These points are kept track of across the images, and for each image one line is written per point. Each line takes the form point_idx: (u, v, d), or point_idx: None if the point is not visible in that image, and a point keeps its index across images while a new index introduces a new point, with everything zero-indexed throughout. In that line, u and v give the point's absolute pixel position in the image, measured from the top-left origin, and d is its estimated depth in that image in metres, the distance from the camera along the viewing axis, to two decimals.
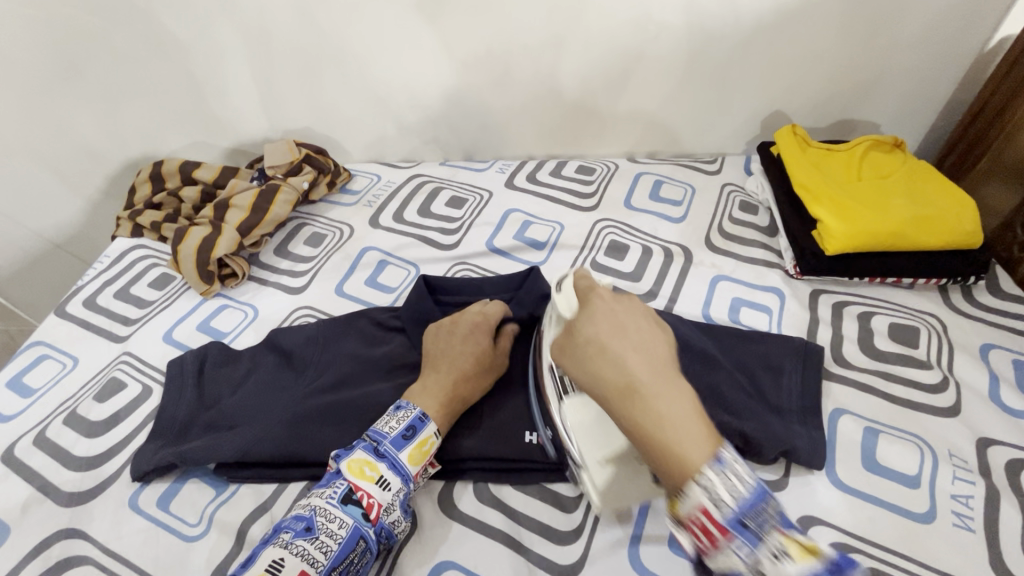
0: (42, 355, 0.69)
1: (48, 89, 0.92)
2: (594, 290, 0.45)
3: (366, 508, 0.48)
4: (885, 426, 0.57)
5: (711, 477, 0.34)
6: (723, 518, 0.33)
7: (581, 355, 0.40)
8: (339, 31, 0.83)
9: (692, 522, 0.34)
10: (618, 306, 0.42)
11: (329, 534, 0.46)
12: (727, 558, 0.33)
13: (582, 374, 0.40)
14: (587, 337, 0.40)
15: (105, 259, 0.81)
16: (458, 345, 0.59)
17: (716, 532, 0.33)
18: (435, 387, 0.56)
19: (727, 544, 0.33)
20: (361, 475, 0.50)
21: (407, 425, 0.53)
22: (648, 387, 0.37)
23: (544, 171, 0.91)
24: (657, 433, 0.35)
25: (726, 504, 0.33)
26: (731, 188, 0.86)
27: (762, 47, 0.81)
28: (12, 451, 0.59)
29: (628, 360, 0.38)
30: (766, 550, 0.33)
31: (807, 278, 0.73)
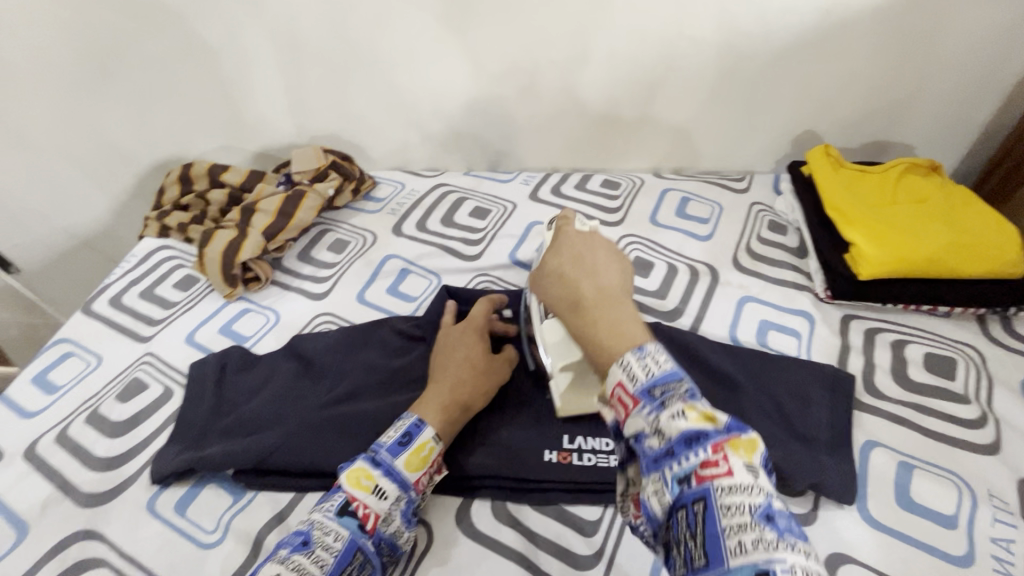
0: (67, 353, 0.70)
1: (85, 91, 0.94)
2: (561, 241, 0.53)
3: (362, 519, 0.47)
4: (920, 461, 0.55)
5: (627, 358, 0.40)
6: (633, 389, 0.39)
7: (550, 284, 0.50)
8: (371, 40, 0.84)
9: (613, 396, 0.40)
10: (583, 246, 0.53)
11: (325, 547, 0.45)
12: (635, 422, 0.38)
13: (544, 296, 0.50)
14: (553, 269, 0.51)
15: (132, 258, 0.82)
16: (448, 355, 0.59)
17: (629, 402, 0.39)
18: (432, 397, 0.56)
19: (636, 410, 0.38)
20: (357, 485, 0.49)
21: (402, 433, 0.53)
22: (591, 304, 0.46)
23: (569, 184, 0.91)
24: (597, 335, 0.44)
25: (639, 377, 0.39)
26: (760, 207, 0.85)
27: (795, 65, 0.80)
28: (34, 447, 0.60)
29: (580, 283, 0.48)
30: (668, 412, 0.37)
31: (838, 303, 0.71)
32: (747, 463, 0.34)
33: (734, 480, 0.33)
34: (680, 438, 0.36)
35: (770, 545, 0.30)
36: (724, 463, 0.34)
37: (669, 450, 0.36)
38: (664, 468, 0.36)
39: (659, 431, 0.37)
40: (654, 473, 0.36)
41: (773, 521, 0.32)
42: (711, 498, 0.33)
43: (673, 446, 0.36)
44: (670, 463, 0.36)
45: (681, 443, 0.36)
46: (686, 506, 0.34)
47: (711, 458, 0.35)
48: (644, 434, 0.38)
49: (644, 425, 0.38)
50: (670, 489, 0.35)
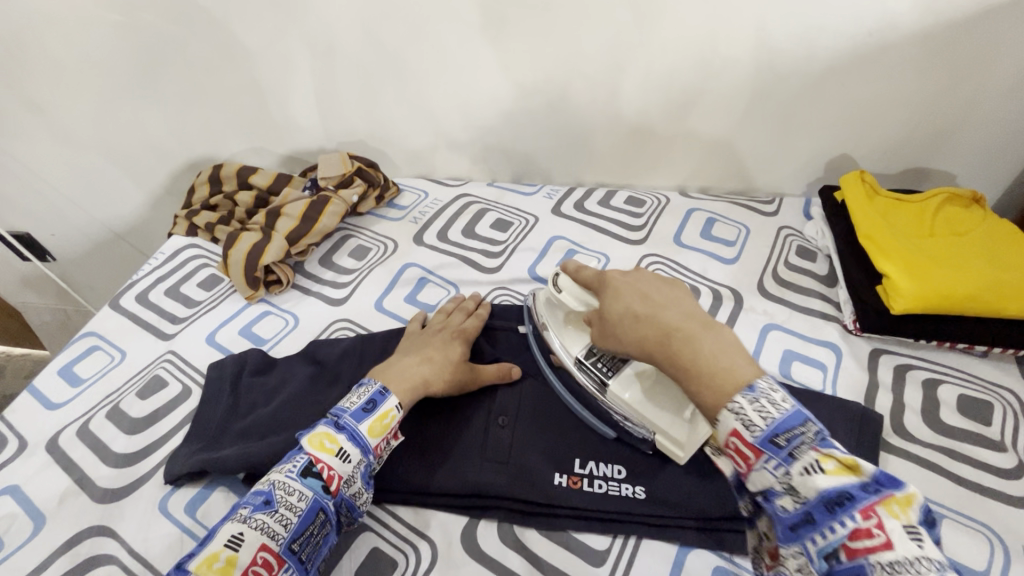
0: (92, 347, 0.71)
1: (125, 91, 0.96)
2: (610, 282, 0.55)
3: (326, 480, 0.49)
4: (950, 511, 0.53)
5: (740, 403, 0.40)
6: (752, 439, 0.39)
7: (623, 327, 0.50)
8: (402, 49, 0.84)
9: (728, 446, 0.41)
10: (636, 283, 0.53)
11: (289, 507, 0.47)
12: (762, 476, 0.39)
13: (624, 345, 0.50)
14: (621, 313, 0.51)
15: (160, 256, 0.84)
16: (432, 341, 0.63)
17: (748, 452, 0.40)
18: (402, 365, 0.59)
19: (759, 463, 0.39)
20: (321, 447, 0.50)
21: (367, 400, 0.55)
22: (680, 336, 0.46)
23: (593, 200, 0.90)
24: (703, 374, 0.43)
25: (757, 426, 0.39)
26: (788, 231, 0.83)
27: (833, 88, 0.77)
28: (56, 439, 0.61)
29: (660, 318, 0.48)
30: (799, 464, 0.38)
31: (867, 335, 0.69)
32: (906, 526, 0.34)
33: (895, 552, 0.34)
34: (817, 500, 0.37)
35: None
36: (881, 533, 0.34)
37: (809, 515, 0.37)
38: (807, 542, 0.37)
39: (791, 489, 0.38)
40: (794, 544, 0.38)
41: None
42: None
43: (813, 512, 0.37)
44: (813, 529, 0.37)
45: (818, 504, 0.37)
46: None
47: (863, 523, 0.35)
48: (775, 491, 0.39)
49: (772, 480, 0.39)
50: (817, 562, 0.37)
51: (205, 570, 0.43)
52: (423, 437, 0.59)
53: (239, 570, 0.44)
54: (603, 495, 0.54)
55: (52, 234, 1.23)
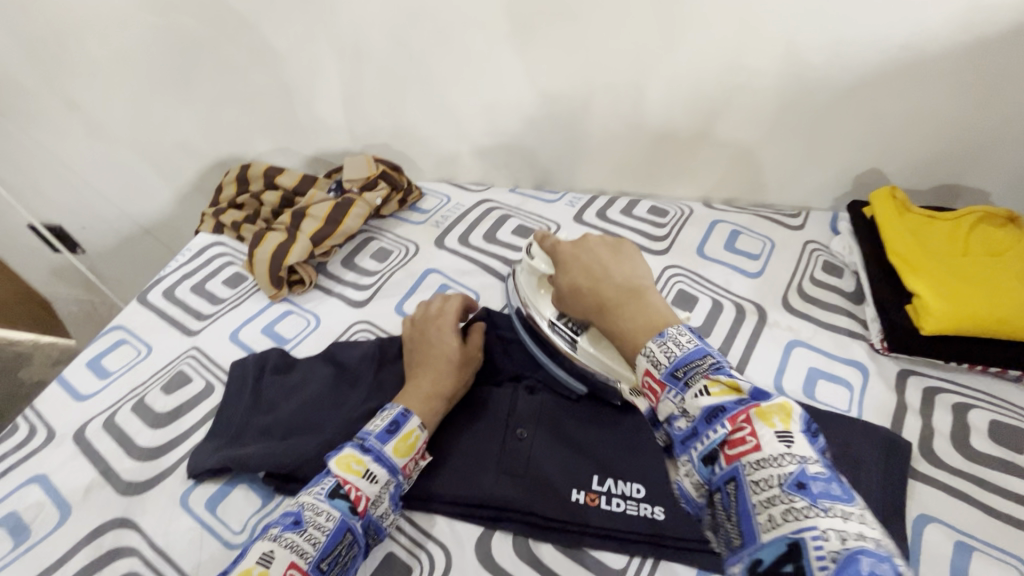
0: (120, 340, 0.73)
1: (157, 90, 0.99)
2: (560, 249, 0.60)
3: (354, 501, 0.49)
4: (979, 542, 0.52)
5: (650, 347, 0.45)
6: (660, 374, 0.43)
7: (573, 298, 0.56)
8: (430, 56, 0.85)
9: (645, 386, 0.45)
10: (584, 251, 0.59)
11: (317, 527, 0.47)
12: (665, 405, 0.42)
13: (579, 311, 0.57)
14: (569, 285, 0.57)
15: (187, 253, 0.86)
16: (428, 347, 0.63)
17: (657, 387, 0.43)
18: (413, 389, 0.59)
19: (663, 394, 0.42)
20: (348, 469, 0.51)
21: (391, 421, 0.55)
22: (613, 303, 0.52)
23: (615, 209, 0.90)
24: (627, 332, 0.49)
25: (663, 364, 0.43)
26: (815, 246, 0.82)
27: (865, 102, 0.76)
28: (83, 430, 0.62)
29: (599, 288, 0.54)
30: (692, 390, 0.41)
31: (895, 355, 0.67)
32: (778, 431, 0.36)
33: (762, 453, 0.35)
34: (702, 415, 0.39)
35: (798, 513, 0.32)
36: (752, 438, 0.36)
37: (694, 430, 0.39)
38: (691, 451, 0.39)
39: (684, 411, 0.40)
40: (684, 456, 0.40)
41: (806, 488, 0.33)
42: (740, 477, 0.36)
43: (696, 425, 0.39)
44: (697, 441, 0.39)
45: (701, 419, 0.39)
46: (720, 487, 0.37)
47: (735, 432, 0.37)
48: (673, 416, 0.41)
49: (673, 408, 0.42)
50: (700, 471, 0.38)
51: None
52: (442, 446, 0.59)
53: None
54: (621, 514, 0.53)
55: (83, 227, 1.26)
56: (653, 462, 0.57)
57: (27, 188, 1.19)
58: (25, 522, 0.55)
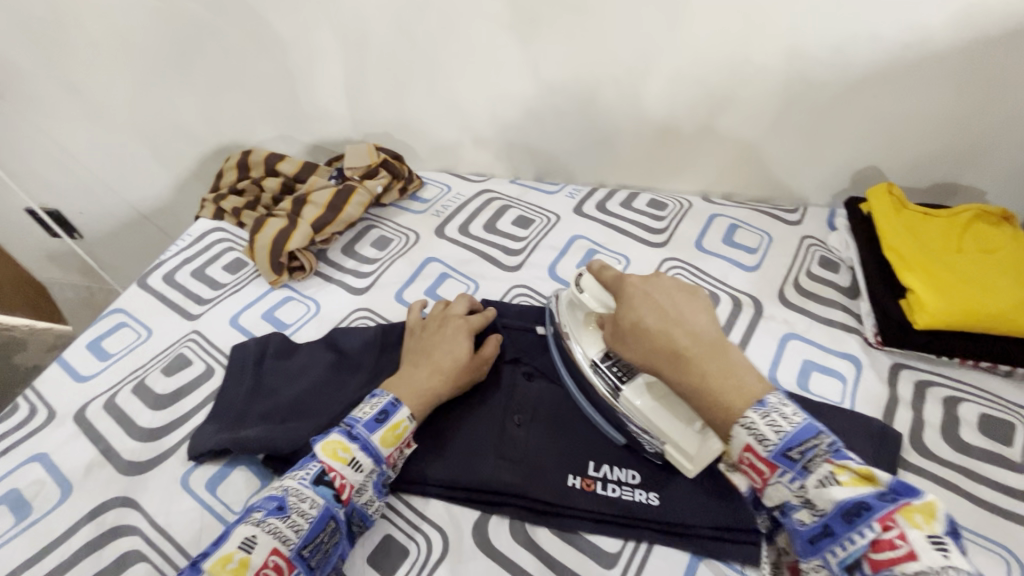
0: (120, 323, 0.73)
1: (158, 74, 0.98)
2: (626, 283, 0.57)
3: (338, 489, 0.50)
4: (966, 531, 0.53)
5: (751, 419, 0.45)
6: (767, 454, 0.44)
7: (636, 340, 0.53)
8: (434, 46, 0.85)
9: (744, 462, 0.46)
10: (653, 292, 0.55)
11: (300, 514, 0.48)
12: (777, 488, 0.44)
13: (640, 355, 0.53)
14: (633, 325, 0.53)
15: (187, 238, 0.86)
16: (436, 342, 0.62)
17: (763, 468, 0.44)
18: (410, 378, 0.59)
19: (774, 476, 0.44)
20: (333, 456, 0.52)
21: (379, 410, 0.56)
22: (691, 355, 0.50)
23: (615, 201, 0.90)
24: (711, 392, 0.48)
25: (771, 442, 0.44)
26: (811, 241, 0.83)
27: (865, 98, 0.77)
28: (84, 411, 0.63)
29: (672, 335, 0.51)
30: (814, 477, 0.42)
31: (889, 349, 0.69)
32: (929, 536, 0.37)
33: (920, 563, 0.36)
34: (835, 513, 0.40)
35: None
36: (904, 544, 0.37)
37: (828, 527, 0.41)
38: (827, 553, 0.41)
39: (808, 502, 0.42)
40: (814, 557, 0.42)
41: None
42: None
43: (831, 523, 0.41)
44: (834, 543, 0.40)
45: (835, 515, 0.40)
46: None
47: (883, 534, 0.38)
48: (793, 504, 0.43)
49: (787, 494, 0.44)
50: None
51: (219, 570, 0.45)
52: (440, 431, 0.60)
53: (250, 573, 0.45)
54: (616, 499, 0.54)
55: (80, 212, 1.26)
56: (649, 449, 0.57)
57: (24, 171, 1.18)
58: (26, 500, 0.55)
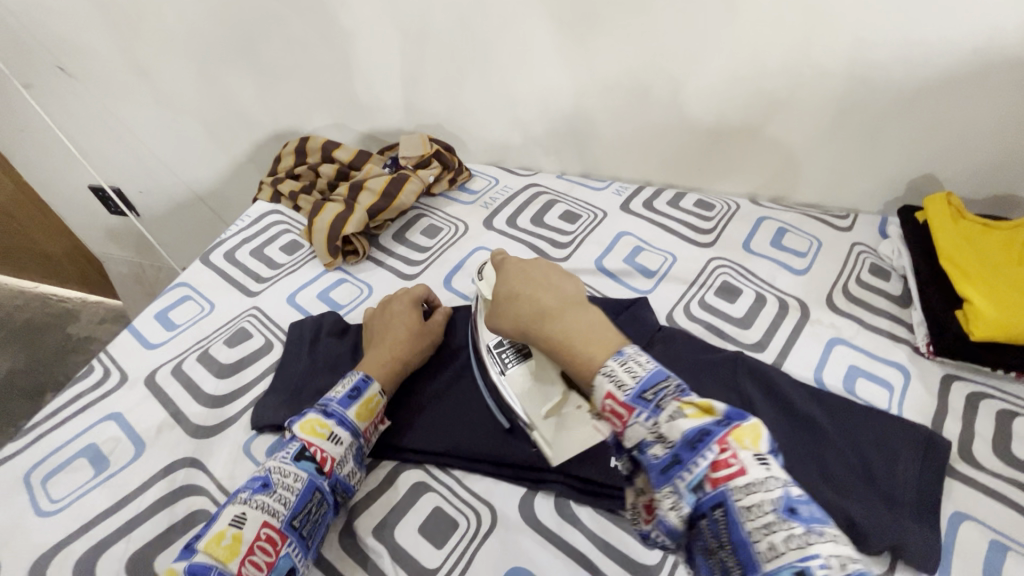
0: (185, 296, 0.77)
1: (224, 61, 1.02)
2: (503, 260, 0.58)
3: (320, 463, 0.53)
4: (1017, 544, 0.52)
5: (611, 365, 0.43)
6: (625, 398, 0.41)
7: (508, 306, 0.52)
8: (491, 40, 0.87)
9: (606, 409, 0.42)
10: (529, 267, 0.55)
11: (286, 487, 0.50)
12: (635, 430, 0.40)
13: (510, 322, 0.52)
14: (508, 295, 0.53)
15: (246, 218, 0.90)
16: (389, 316, 0.67)
17: (623, 411, 0.41)
18: (372, 354, 0.63)
19: (631, 418, 0.40)
20: (312, 432, 0.54)
21: (352, 387, 0.58)
22: (555, 314, 0.48)
23: (662, 200, 0.91)
24: (566, 343, 0.46)
25: (628, 385, 0.41)
26: (862, 248, 0.82)
27: (927, 105, 0.75)
28: (154, 376, 0.67)
29: (540, 299, 0.50)
30: (665, 414, 0.39)
31: (941, 360, 0.68)
32: (755, 453, 0.36)
33: (749, 477, 0.35)
34: (683, 441, 0.37)
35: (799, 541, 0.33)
36: (735, 460, 0.36)
37: (676, 457, 0.37)
38: (677, 480, 0.37)
39: (660, 437, 0.38)
40: (666, 486, 0.38)
41: (796, 512, 0.34)
42: (729, 500, 0.35)
43: (678, 453, 0.37)
44: (680, 471, 0.37)
45: (683, 445, 0.37)
46: (706, 512, 0.36)
47: (720, 455, 0.36)
48: (647, 443, 0.39)
49: (644, 433, 0.39)
50: (686, 499, 0.37)
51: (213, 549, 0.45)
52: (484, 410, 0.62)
53: (244, 547, 0.46)
54: None
55: (140, 191, 1.33)
56: None
57: (92, 149, 1.25)
58: (103, 454, 0.59)
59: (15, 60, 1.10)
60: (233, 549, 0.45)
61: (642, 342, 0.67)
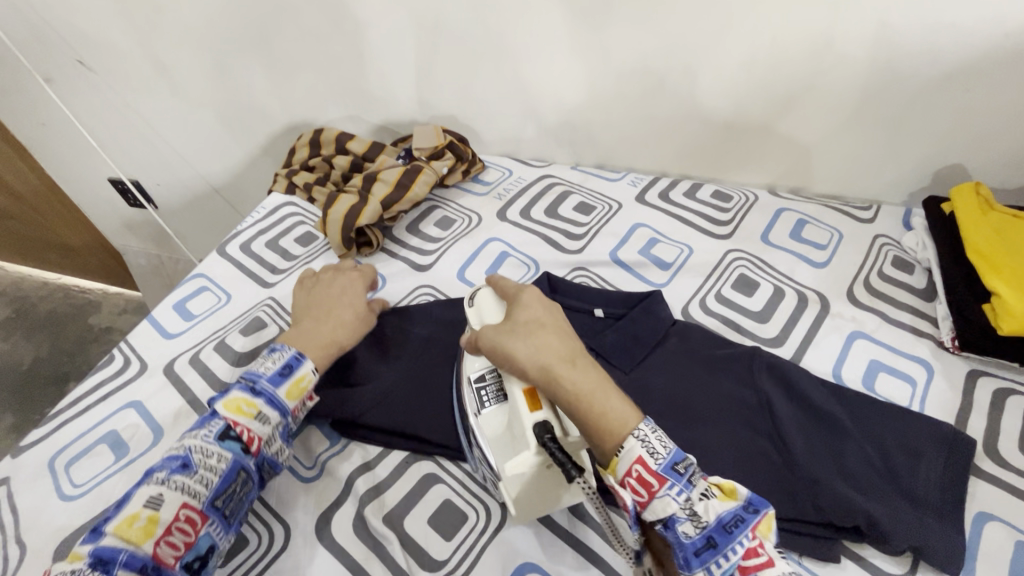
0: (202, 287, 0.78)
1: (239, 54, 1.03)
2: (517, 289, 0.58)
3: (246, 443, 0.52)
4: None
5: (644, 432, 0.44)
6: (655, 467, 0.42)
7: (534, 334, 0.51)
8: (506, 30, 0.86)
9: (631, 477, 0.43)
10: (548, 306, 0.56)
11: (208, 468, 0.49)
12: (664, 502, 0.42)
13: (528, 349, 0.50)
14: (531, 322, 0.53)
15: (262, 210, 0.90)
16: (332, 297, 0.67)
17: (653, 482, 0.42)
18: (312, 329, 0.62)
19: (662, 490, 0.42)
20: (239, 412, 0.53)
21: (283, 364, 0.57)
22: (583, 360, 0.49)
23: (678, 191, 0.89)
24: (592, 391, 0.47)
25: (659, 456, 0.43)
26: (884, 240, 0.80)
27: (956, 93, 0.73)
28: (172, 365, 0.68)
29: (565, 340, 0.51)
30: (696, 490, 0.42)
31: (966, 355, 0.66)
32: (774, 544, 0.41)
33: (776, 570, 0.39)
34: (716, 523, 0.41)
35: None
36: (763, 552, 0.40)
37: (710, 539, 0.41)
38: (709, 563, 0.41)
39: (692, 514, 0.42)
40: (697, 567, 0.41)
41: None
42: None
43: (713, 537, 0.41)
44: (715, 556, 0.40)
45: (716, 527, 0.41)
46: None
47: (751, 545, 0.40)
48: (677, 518, 0.42)
49: (673, 506, 0.42)
50: None
51: (125, 530, 0.44)
52: None
53: (160, 529, 0.45)
54: None
55: (158, 184, 1.34)
56: (709, 436, 0.57)
57: (111, 142, 1.27)
58: (123, 441, 0.60)
59: (35, 53, 1.12)
60: (149, 530, 0.45)
61: (655, 337, 0.64)
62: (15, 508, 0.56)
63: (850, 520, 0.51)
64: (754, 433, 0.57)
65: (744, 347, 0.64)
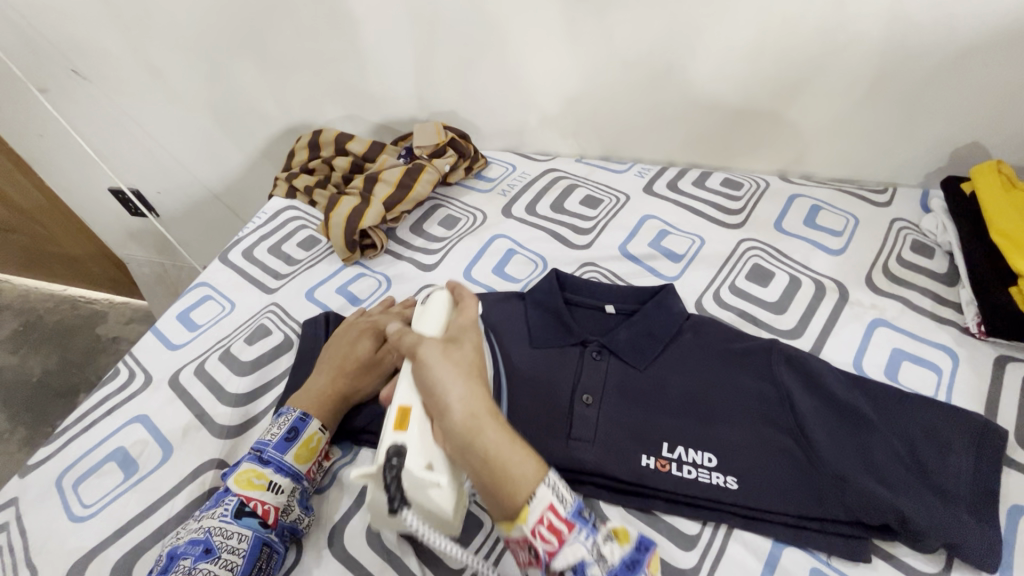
0: (205, 296, 0.77)
1: (235, 57, 1.01)
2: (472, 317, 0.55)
3: (262, 516, 0.50)
4: None
5: (555, 480, 0.41)
6: (566, 512, 0.40)
7: (473, 365, 0.48)
8: (506, 21, 0.84)
9: (541, 526, 0.40)
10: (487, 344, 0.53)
11: (230, 550, 0.48)
12: (574, 548, 0.39)
13: (464, 377, 0.46)
14: (474, 352, 0.50)
15: (262, 215, 0.89)
16: (342, 344, 0.63)
17: (563, 526, 0.40)
18: (315, 383, 0.60)
19: (572, 534, 0.40)
20: (250, 485, 0.52)
21: (289, 429, 0.55)
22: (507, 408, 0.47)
23: (686, 180, 0.87)
24: (513, 440, 0.43)
25: (567, 500, 0.41)
26: (902, 223, 0.77)
27: (975, 69, 0.70)
28: (177, 377, 0.67)
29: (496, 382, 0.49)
30: (599, 532, 0.41)
31: (992, 341, 0.64)
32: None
33: None
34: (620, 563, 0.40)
35: None
36: None
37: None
38: None
39: (599, 555, 0.40)
40: None
41: None
42: None
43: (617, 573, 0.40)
44: None
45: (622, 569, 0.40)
46: None
47: None
48: (586, 561, 0.39)
49: (583, 551, 0.40)
50: None
51: None
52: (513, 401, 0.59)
53: None
54: (691, 482, 0.54)
55: (158, 192, 1.33)
56: (729, 433, 0.55)
57: (109, 151, 1.26)
58: (132, 458, 0.59)
59: (29, 65, 1.11)
60: None
61: (670, 333, 0.62)
62: (26, 530, 0.55)
63: (879, 517, 0.49)
64: (775, 429, 0.55)
65: (762, 339, 0.62)
